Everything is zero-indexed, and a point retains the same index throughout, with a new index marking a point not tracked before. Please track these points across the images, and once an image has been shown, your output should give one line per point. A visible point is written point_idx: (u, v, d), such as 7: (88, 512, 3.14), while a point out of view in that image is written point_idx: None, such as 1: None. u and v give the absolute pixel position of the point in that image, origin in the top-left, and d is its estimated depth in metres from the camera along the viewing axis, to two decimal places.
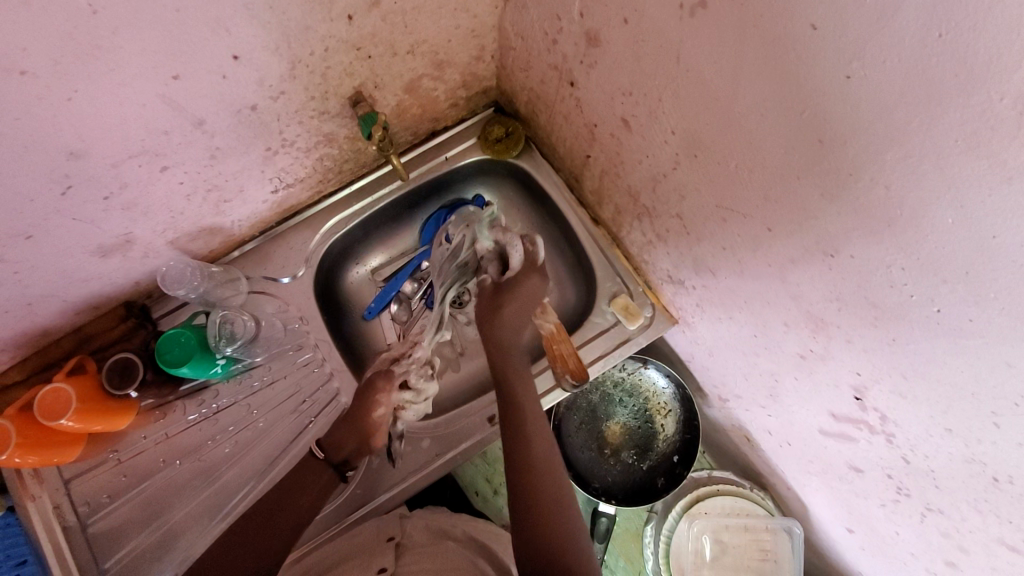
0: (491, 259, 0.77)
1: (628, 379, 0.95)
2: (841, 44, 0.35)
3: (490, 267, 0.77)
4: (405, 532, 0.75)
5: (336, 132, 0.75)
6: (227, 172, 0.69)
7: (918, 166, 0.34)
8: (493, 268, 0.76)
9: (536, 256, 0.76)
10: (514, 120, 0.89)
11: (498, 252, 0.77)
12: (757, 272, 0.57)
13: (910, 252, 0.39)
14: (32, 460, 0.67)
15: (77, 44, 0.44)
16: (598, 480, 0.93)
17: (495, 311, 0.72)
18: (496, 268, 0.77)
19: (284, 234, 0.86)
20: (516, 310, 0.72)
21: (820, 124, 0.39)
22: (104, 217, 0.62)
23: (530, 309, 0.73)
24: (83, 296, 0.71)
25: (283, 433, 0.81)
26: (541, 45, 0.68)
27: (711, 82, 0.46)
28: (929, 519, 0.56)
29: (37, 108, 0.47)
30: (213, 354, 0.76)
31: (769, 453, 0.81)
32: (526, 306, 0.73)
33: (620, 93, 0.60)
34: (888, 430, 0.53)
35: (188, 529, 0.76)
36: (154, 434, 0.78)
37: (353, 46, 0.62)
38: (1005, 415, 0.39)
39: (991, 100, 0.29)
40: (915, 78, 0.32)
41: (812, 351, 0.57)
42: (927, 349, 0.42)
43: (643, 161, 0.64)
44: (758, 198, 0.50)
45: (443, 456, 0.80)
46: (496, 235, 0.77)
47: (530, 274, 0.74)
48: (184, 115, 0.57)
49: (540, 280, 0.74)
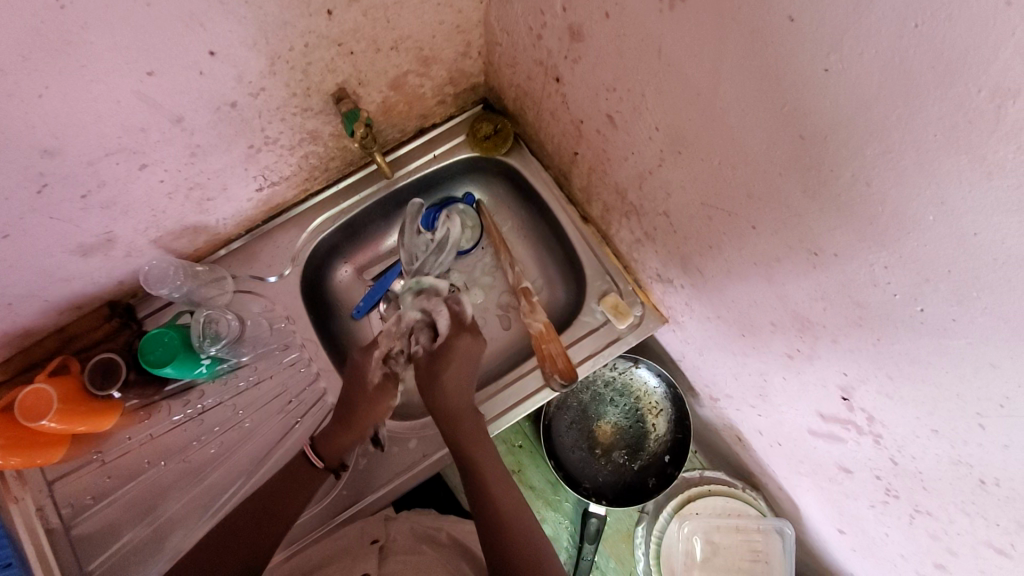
0: (421, 327, 0.79)
1: (620, 378, 0.94)
2: (819, 36, 0.34)
3: (422, 335, 0.79)
4: (391, 535, 0.73)
5: (320, 130, 0.74)
6: (209, 170, 0.68)
7: (898, 161, 0.34)
8: (425, 336, 0.78)
9: (465, 317, 0.79)
10: (503, 118, 0.88)
11: (428, 320, 0.79)
12: (743, 271, 0.56)
13: (893, 249, 0.38)
14: (14, 462, 0.66)
15: (46, 39, 0.43)
16: (588, 480, 0.92)
17: (436, 373, 0.74)
18: (427, 336, 0.79)
19: (271, 233, 0.85)
20: (455, 376, 0.74)
21: (802, 119, 0.38)
22: (83, 216, 0.61)
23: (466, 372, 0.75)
24: (65, 296, 0.70)
25: (269, 433, 0.80)
26: (527, 40, 0.67)
27: (692, 77, 0.46)
28: (917, 521, 0.55)
29: (7, 106, 0.46)
30: (197, 354, 0.75)
31: (759, 453, 0.80)
32: (463, 367, 0.75)
33: (604, 88, 0.59)
34: (875, 430, 0.52)
35: (173, 531, 0.75)
36: (138, 435, 0.77)
37: (334, 41, 0.61)
38: (991, 416, 0.39)
39: (969, 94, 0.28)
40: (892, 72, 0.31)
41: (800, 351, 0.56)
42: (911, 348, 0.42)
43: (629, 158, 0.63)
44: (742, 195, 0.49)
45: (431, 456, 0.79)
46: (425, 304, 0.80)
47: (460, 333, 0.77)
48: (161, 112, 0.56)
49: (471, 338, 0.77)
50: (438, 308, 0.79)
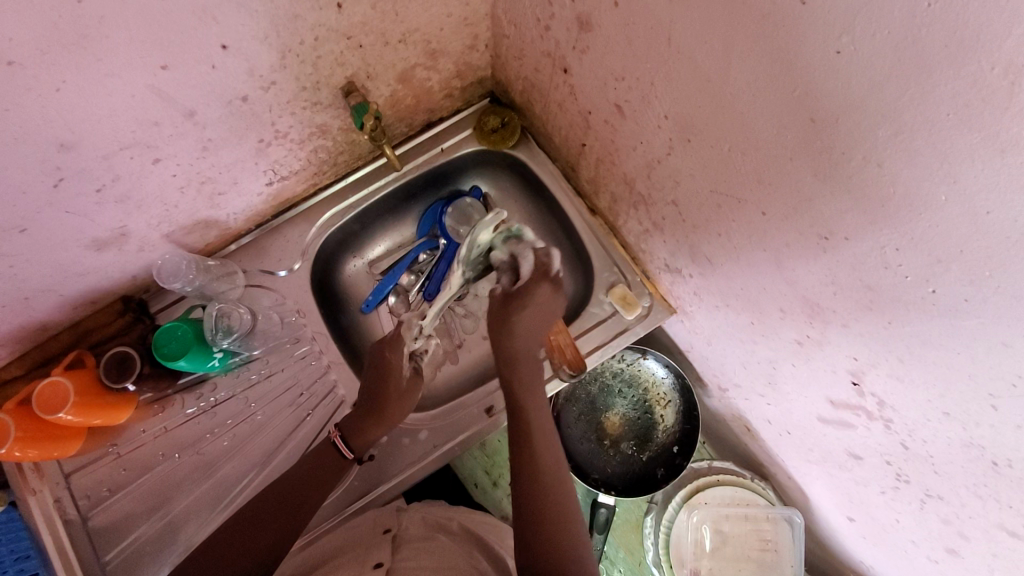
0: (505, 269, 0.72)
1: (627, 370, 0.95)
2: (831, 18, 0.34)
3: (501, 277, 0.73)
4: (402, 524, 0.75)
5: (330, 124, 0.75)
6: (220, 164, 0.69)
7: (910, 142, 0.34)
8: (506, 277, 0.72)
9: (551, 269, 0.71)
10: (510, 111, 0.88)
11: (512, 262, 0.72)
12: (754, 259, 0.57)
13: (904, 232, 0.38)
14: (32, 454, 0.67)
15: (65, 34, 0.44)
16: (597, 471, 0.93)
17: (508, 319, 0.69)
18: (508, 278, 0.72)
19: (281, 227, 0.85)
20: (527, 322, 0.69)
21: (813, 103, 0.39)
22: (98, 210, 0.62)
23: (538, 321, 0.70)
24: (80, 291, 0.71)
25: (281, 425, 0.81)
26: (534, 31, 0.67)
27: (701, 62, 0.46)
28: (929, 506, 0.55)
29: (24, 101, 0.47)
30: (209, 347, 0.76)
31: (769, 442, 0.81)
32: (538, 315, 0.70)
33: (613, 77, 0.59)
34: (886, 415, 0.52)
35: (188, 521, 0.76)
36: (152, 428, 0.78)
37: (343, 34, 0.62)
38: (1003, 397, 0.39)
39: (981, 71, 0.29)
40: (904, 51, 0.31)
41: (809, 337, 0.56)
42: (921, 330, 0.42)
43: (638, 147, 0.63)
44: (753, 181, 0.49)
45: (441, 448, 0.80)
46: (511, 248, 0.72)
47: (542, 281, 0.70)
48: (174, 106, 0.57)
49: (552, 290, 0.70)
50: (525, 251, 0.71)
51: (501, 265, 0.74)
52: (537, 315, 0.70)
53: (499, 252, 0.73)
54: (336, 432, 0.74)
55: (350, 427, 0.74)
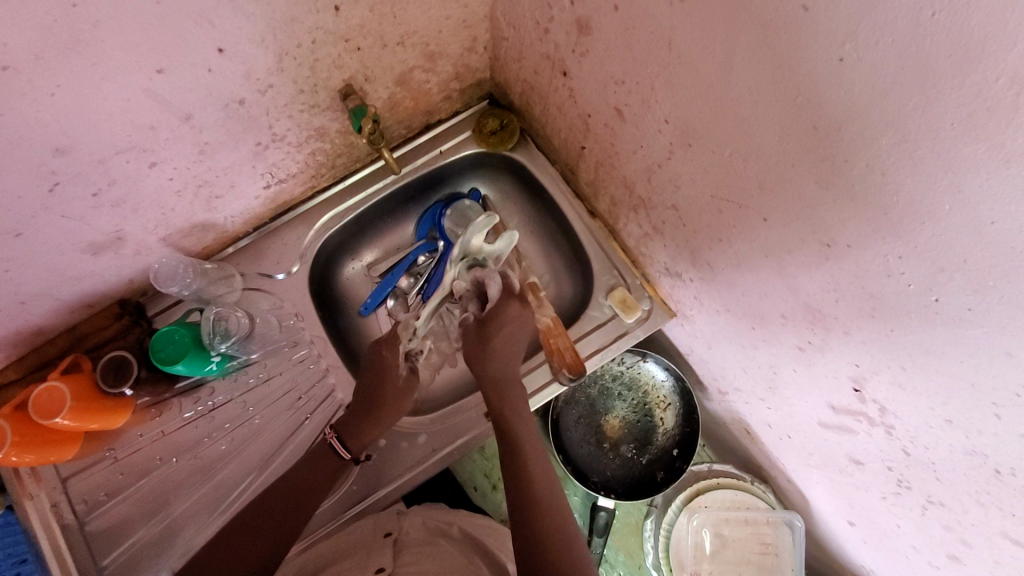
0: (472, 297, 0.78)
1: (627, 373, 0.94)
2: (834, 25, 0.33)
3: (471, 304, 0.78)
4: (403, 527, 0.75)
5: (328, 127, 0.74)
6: (217, 168, 0.68)
7: (914, 151, 0.34)
8: (473, 305, 0.78)
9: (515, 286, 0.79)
10: (509, 113, 0.88)
11: (477, 288, 0.78)
12: (755, 264, 0.56)
13: (907, 240, 0.38)
14: (29, 459, 0.66)
15: (59, 38, 0.44)
16: (597, 475, 0.92)
17: (485, 342, 0.74)
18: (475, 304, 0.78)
19: (279, 229, 0.85)
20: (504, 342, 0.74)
21: (816, 110, 0.38)
22: (94, 215, 0.62)
23: (515, 336, 0.75)
24: (76, 295, 0.71)
25: (279, 430, 0.81)
26: (534, 34, 0.67)
27: (702, 67, 0.45)
28: (930, 512, 0.55)
29: (18, 105, 0.46)
30: (207, 351, 0.75)
31: (769, 446, 0.80)
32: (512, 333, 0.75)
33: (613, 81, 0.59)
34: (887, 422, 0.52)
35: (186, 526, 0.76)
36: (150, 432, 0.77)
37: (341, 37, 0.62)
38: (1006, 406, 0.39)
39: (987, 81, 0.28)
40: (908, 60, 0.31)
41: (810, 343, 0.56)
42: (924, 338, 0.42)
43: (638, 151, 0.63)
44: (754, 187, 0.49)
45: (441, 452, 0.80)
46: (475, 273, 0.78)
47: (509, 299, 0.76)
48: (170, 110, 0.57)
49: (520, 305, 0.76)
50: (488, 274, 0.77)
51: (465, 293, 0.79)
52: (512, 333, 0.75)
53: (462, 281, 0.79)
54: (331, 432, 0.73)
55: (347, 430, 0.74)
